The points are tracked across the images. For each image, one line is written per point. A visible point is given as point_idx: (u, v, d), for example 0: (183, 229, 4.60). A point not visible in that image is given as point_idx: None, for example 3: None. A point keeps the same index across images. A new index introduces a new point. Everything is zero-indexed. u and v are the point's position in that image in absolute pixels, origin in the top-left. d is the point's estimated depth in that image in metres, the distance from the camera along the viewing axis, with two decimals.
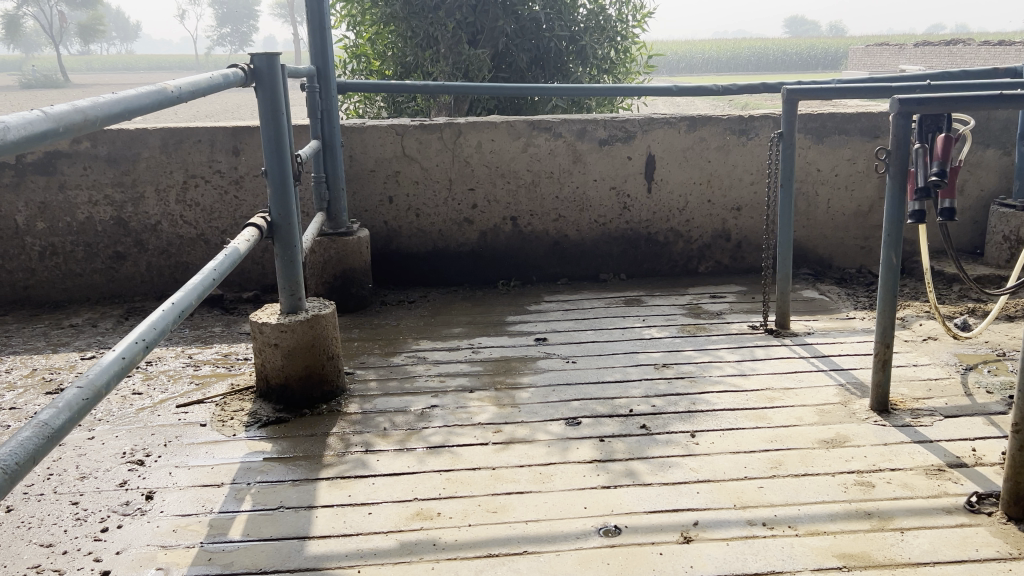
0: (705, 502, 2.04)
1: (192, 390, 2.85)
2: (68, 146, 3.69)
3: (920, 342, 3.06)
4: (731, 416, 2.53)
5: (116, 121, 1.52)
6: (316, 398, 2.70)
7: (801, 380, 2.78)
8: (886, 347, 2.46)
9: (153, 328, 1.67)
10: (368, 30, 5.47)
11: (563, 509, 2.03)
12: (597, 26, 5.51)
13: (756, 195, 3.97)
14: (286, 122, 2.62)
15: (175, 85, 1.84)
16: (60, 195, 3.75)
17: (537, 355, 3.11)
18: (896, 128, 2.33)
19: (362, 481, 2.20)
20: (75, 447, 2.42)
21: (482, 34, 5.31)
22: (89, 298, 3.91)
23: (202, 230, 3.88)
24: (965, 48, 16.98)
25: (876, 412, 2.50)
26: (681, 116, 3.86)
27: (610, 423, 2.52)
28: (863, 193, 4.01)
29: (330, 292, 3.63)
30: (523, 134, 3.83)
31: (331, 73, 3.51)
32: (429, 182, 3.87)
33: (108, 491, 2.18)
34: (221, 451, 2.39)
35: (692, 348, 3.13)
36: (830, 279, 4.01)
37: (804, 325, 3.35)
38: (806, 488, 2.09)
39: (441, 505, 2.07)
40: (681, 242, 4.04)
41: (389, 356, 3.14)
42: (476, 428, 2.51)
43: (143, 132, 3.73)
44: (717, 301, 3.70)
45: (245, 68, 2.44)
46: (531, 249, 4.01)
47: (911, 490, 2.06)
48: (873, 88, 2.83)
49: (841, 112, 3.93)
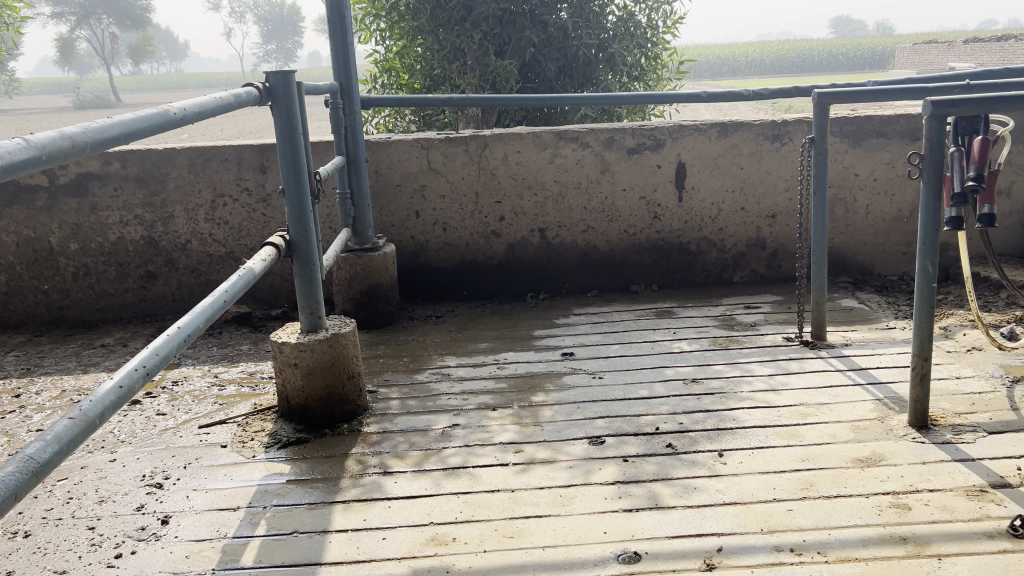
0: (730, 526, 1.95)
1: (215, 411, 2.83)
2: (98, 167, 3.73)
3: (963, 353, 2.93)
4: (761, 434, 2.44)
5: (111, 146, 1.49)
6: (337, 418, 2.67)
7: (836, 395, 2.67)
8: (924, 360, 2.35)
9: (154, 355, 1.64)
10: (397, 44, 5.48)
11: (582, 534, 1.96)
12: (626, 33, 5.43)
13: (791, 201, 3.86)
14: (303, 139, 2.59)
15: (179, 107, 1.82)
16: (91, 216, 3.79)
17: (563, 371, 3.05)
18: (929, 132, 2.22)
19: (379, 505, 2.16)
20: (97, 471, 2.42)
21: (510, 45, 5.29)
22: (122, 317, 3.95)
23: (231, 248, 3.89)
24: (1017, 43, 16.57)
25: (915, 428, 2.39)
26: (712, 122, 3.76)
27: (635, 442, 2.45)
28: (904, 197, 3.88)
29: (357, 308, 3.61)
30: (550, 145, 3.78)
31: (354, 88, 3.48)
32: (456, 195, 3.83)
33: (125, 515, 2.16)
34: (240, 473, 2.37)
35: (723, 362, 3.04)
36: (871, 286, 3.88)
37: (841, 335, 3.23)
38: (838, 511, 1.99)
39: (457, 529, 2.02)
40: (714, 251, 3.95)
41: (413, 373, 3.10)
42: (497, 448, 2.46)
43: (172, 152, 3.76)
44: (751, 311, 3.59)
45: (260, 87, 2.41)
46: (560, 261, 3.95)
47: (950, 512, 1.95)
48: (908, 90, 2.71)
49: (878, 115, 3.79)
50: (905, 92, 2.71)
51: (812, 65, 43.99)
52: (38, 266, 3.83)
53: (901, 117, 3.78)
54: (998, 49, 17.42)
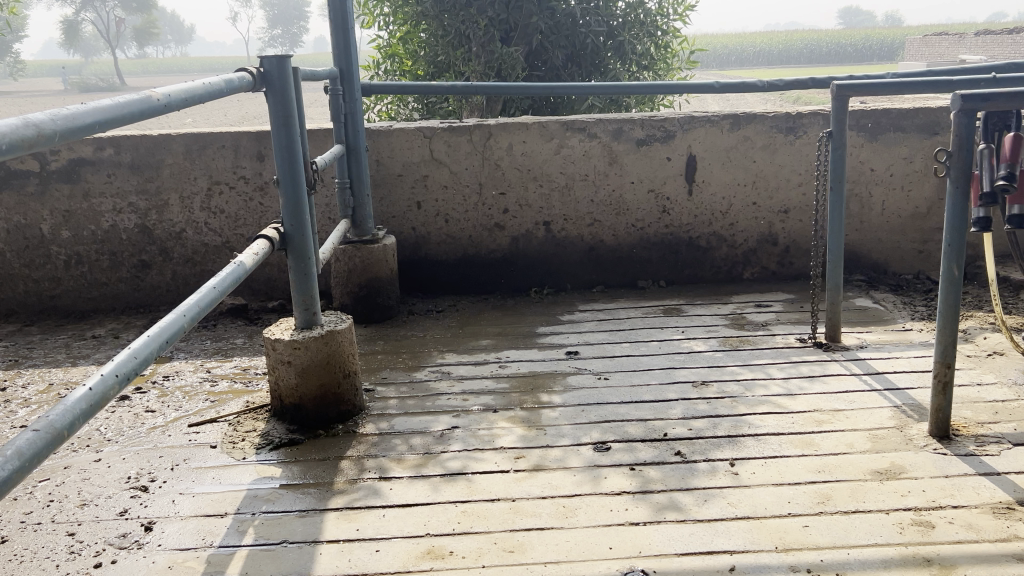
0: (743, 543, 1.85)
1: (206, 409, 2.73)
2: (91, 153, 3.62)
3: (984, 357, 2.82)
4: (775, 442, 2.33)
5: (85, 134, 1.38)
6: (332, 419, 2.57)
7: (853, 400, 2.57)
8: (947, 368, 2.24)
9: (132, 358, 1.53)
10: (401, 29, 5.37)
11: (586, 549, 1.85)
12: (636, 20, 5.29)
13: (805, 197, 3.74)
14: (298, 128, 2.48)
15: (163, 92, 1.71)
16: (84, 203, 3.68)
17: (567, 371, 2.94)
18: (958, 127, 2.11)
19: (373, 513, 2.06)
20: (80, 471, 2.32)
21: (516, 32, 5.16)
22: (114, 308, 3.84)
23: (227, 238, 3.78)
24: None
25: (936, 438, 2.28)
26: (724, 114, 3.65)
27: (642, 448, 2.34)
28: (921, 193, 3.76)
29: (355, 301, 3.50)
30: (557, 135, 3.66)
31: (354, 74, 3.36)
32: (459, 186, 3.72)
33: (107, 521, 2.06)
34: (229, 477, 2.27)
35: (734, 364, 2.93)
36: (885, 285, 3.77)
37: (856, 337, 3.12)
38: (857, 528, 1.88)
39: (454, 542, 1.91)
40: (724, 247, 3.83)
41: (412, 370, 3.00)
42: (497, 453, 2.35)
43: (167, 137, 3.65)
44: (762, 310, 3.48)
45: (254, 72, 2.29)
46: (565, 255, 3.84)
47: (976, 532, 1.84)
48: (932, 83, 2.59)
49: (896, 107, 3.67)
50: (931, 85, 2.58)
51: (820, 57, 43.67)
52: (29, 254, 3.73)
53: (920, 111, 3.65)
54: (1011, 42, 17.21)
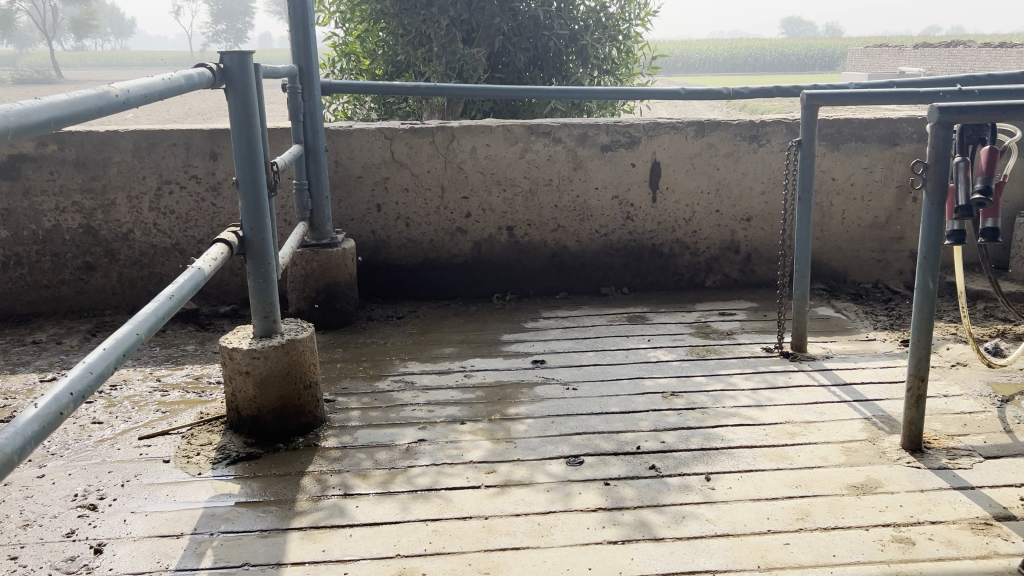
0: (725, 562, 1.80)
1: (158, 420, 2.60)
2: (33, 149, 3.45)
3: (948, 368, 2.84)
4: (749, 455, 2.30)
5: (39, 132, 1.27)
6: (292, 432, 2.46)
7: (823, 412, 2.55)
8: (920, 380, 2.23)
9: (88, 373, 1.42)
10: (358, 27, 5.27)
11: (564, 570, 1.79)
12: (597, 24, 5.27)
13: (768, 205, 3.74)
14: (259, 128, 2.37)
15: (122, 88, 1.60)
16: (24, 201, 3.51)
17: (534, 381, 2.88)
18: (935, 139, 2.11)
19: (339, 533, 1.97)
20: (22, 488, 2.18)
21: (478, 33, 5.09)
22: (56, 312, 3.66)
23: (177, 239, 3.64)
24: (964, 49, 16.88)
25: (908, 450, 2.27)
26: (689, 120, 3.62)
27: (615, 462, 2.29)
28: (881, 203, 3.78)
29: (312, 306, 3.39)
30: (521, 139, 3.60)
31: (314, 72, 3.26)
32: (420, 189, 3.63)
33: (53, 543, 1.93)
34: (184, 494, 2.15)
35: (702, 373, 2.90)
36: (845, 294, 3.78)
37: (822, 347, 3.12)
38: (839, 545, 1.85)
39: (426, 564, 1.83)
40: (687, 254, 3.81)
41: (374, 380, 2.90)
42: (468, 468, 2.28)
43: (115, 134, 3.49)
44: (727, 319, 3.47)
45: (214, 68, 2.18)
46: (528, 261, 3.78)
47: (957, 548, 1.82)
48: (903, 94, 2.59)
49: (858, 117, 3.69)
50: (902, 97, 2.58)
51: (764, 65, 44.47)
52: None
53: (880, 121, 3.67)
54: (947, 55, 17.74)
